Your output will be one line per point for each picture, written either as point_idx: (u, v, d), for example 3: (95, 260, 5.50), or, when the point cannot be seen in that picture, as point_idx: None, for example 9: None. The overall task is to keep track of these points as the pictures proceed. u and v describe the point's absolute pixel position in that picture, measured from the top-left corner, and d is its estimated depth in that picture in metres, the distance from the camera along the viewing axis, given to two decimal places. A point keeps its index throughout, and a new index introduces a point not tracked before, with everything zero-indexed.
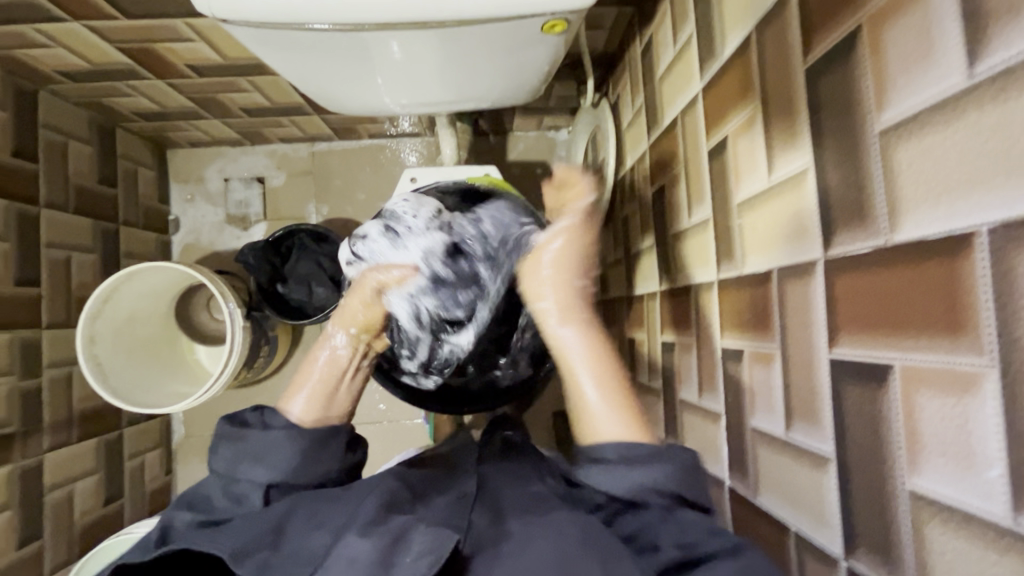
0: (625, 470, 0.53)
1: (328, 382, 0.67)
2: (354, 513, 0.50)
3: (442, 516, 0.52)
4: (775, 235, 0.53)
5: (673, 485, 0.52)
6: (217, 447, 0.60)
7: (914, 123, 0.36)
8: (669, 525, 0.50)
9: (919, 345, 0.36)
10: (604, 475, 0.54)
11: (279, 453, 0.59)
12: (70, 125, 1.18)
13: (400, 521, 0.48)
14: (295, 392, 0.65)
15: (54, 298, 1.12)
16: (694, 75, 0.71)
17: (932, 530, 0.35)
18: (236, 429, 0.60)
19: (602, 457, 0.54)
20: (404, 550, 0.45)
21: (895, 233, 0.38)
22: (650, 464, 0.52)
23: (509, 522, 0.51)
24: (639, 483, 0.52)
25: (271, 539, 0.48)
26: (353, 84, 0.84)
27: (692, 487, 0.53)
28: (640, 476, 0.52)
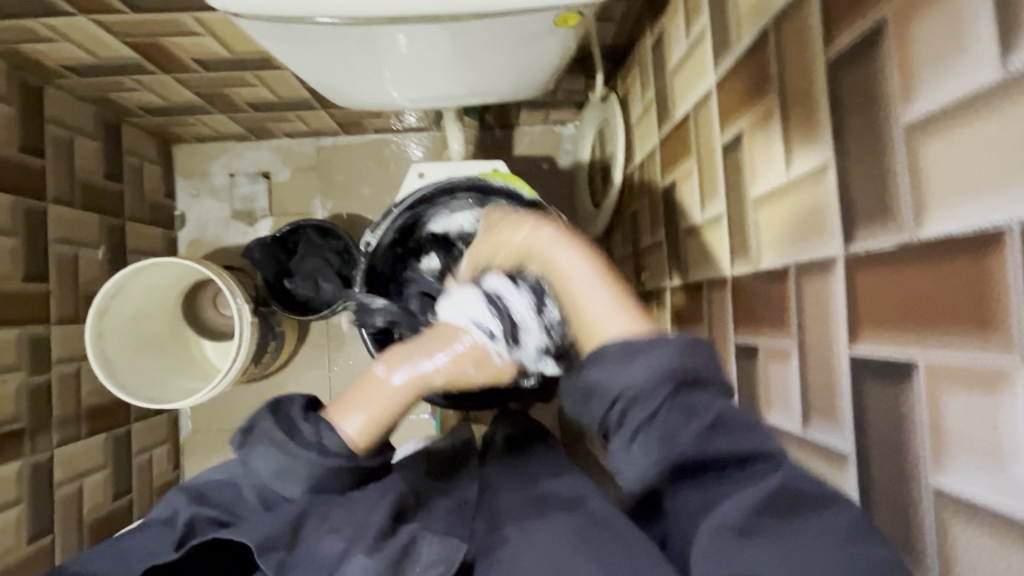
0: (625, 363, 0.46)
1: (390, 406, 0.60)
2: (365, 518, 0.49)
3: (445, 524, 0.52)
4: (792, 231, 0.53)
5: (681, 371, 0.44)
6: (255, 446, 0.52)
7: (942, 118, 0.36)
8: (675, 408, 0.43)
9: (946, 342, 0.35)
10: (600, 368, 0.47)
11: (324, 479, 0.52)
12: (76, 120, 1.17)
13: (407, 532, 0.49)
14: (352, 405, 0.59)
15: (62, 294, 1.12)
16: (707, 68, 0.71)
17: (956, 528, 0.35)
18: (284, 437, 0.52)
19: (604, 352, 0.48)
20: (413, 560, 0.47)
21: (920, 229, 0.37)
22: (651, 351, 0.46)
23: (505, 529, 0.52)
24: (637, 372, 0.45)
25: (288, 540, 0.47)
26: (362, 78, 0.84)
27: (699, 368, 0.45)
28: (642, 364, 0.45)
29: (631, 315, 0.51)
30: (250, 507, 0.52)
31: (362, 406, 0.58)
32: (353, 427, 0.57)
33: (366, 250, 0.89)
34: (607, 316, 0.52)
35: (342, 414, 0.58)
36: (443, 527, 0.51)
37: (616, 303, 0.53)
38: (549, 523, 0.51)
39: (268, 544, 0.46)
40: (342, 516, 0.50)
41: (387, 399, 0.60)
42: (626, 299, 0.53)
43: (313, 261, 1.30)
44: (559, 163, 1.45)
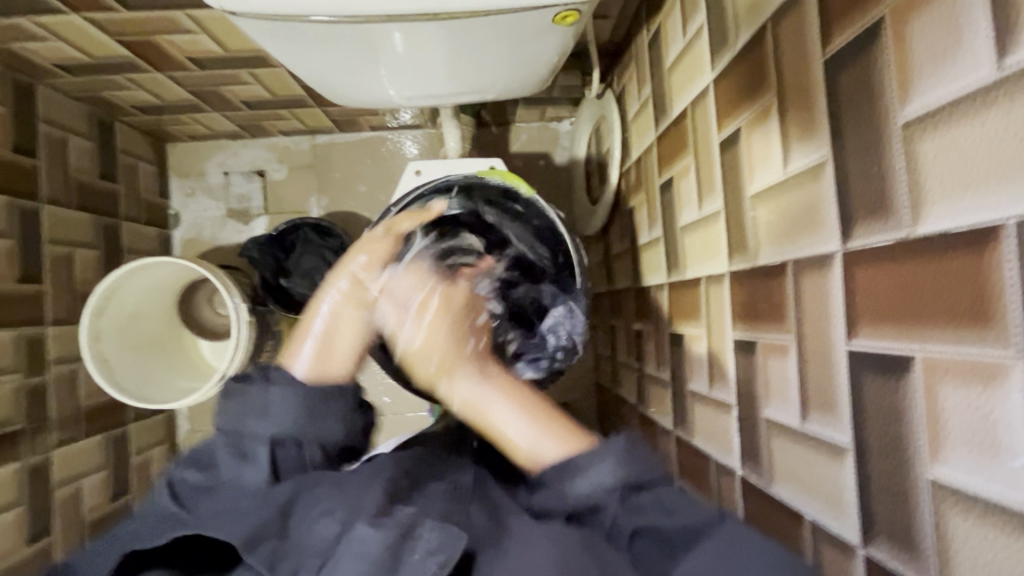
0: (571, 482, 0.51)
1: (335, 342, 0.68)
2: (358, 498, 0.49)
3: (441, 509, 0.51)
4: (790, 226, 0.53)
5: (619, 476, 0.49)
6: (224, 404, 0.59)
7: (939, 116, 0.36)
8: (620, 510, 0.49)
9: (943, 337, 0.36)
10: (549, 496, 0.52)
11: (282, 411, 0.57)
12: (69, 119, 1.16)
13: (406, 514, 0.47)
14: (301, 343, 0.66)
15: (57, 295, 1.11)
16: (704, 65, 0.71)
17: (954, 519, 0.36)
18: (240, 385, 0.59)
19: (545, 479, 0.53)
20: (412, 545, 0.44)
21: (917, 225, 0.38)
22: (591, 466, 0.50)
23: (509, 520, 0.50)
24: (584, 483, 0.50)
25: (278, 527, 0.47)
26: (360, 76, 0.84)
27: (644, 470, 0.50)
28: (589, 477, 0.50)
29: (559, 440, 0.56)
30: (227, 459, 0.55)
31: (310, 344, 0.66)
32: (303, 362, 0.63)
33: None
34: (539, 446, 0.56)
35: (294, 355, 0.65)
36: (440, 513, 0.50)
37: (541, 430, 0.57)
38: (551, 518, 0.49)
39: (256, 536, 0.46)
40: (335, 498, 0.49)
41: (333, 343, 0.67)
42: (551, 418, 0.58)
43: (311, 259, 1.30)
44: (555, 159, 1.45)
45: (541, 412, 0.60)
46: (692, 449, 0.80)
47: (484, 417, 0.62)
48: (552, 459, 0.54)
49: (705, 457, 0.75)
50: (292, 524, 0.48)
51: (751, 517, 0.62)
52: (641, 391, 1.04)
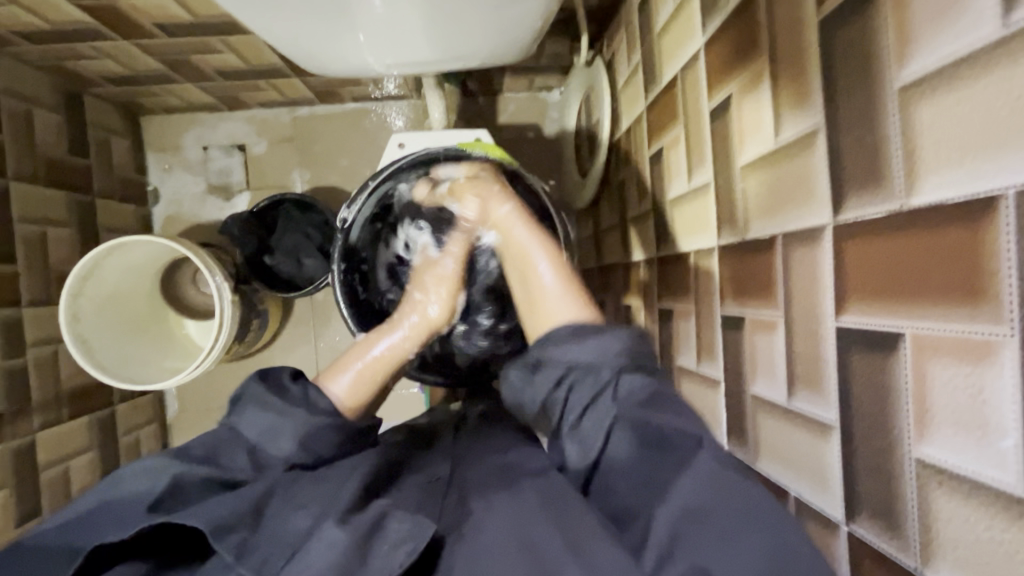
0: (578, 342, 0.55)
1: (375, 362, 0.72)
2: (334, 496, 0.49)
3: (416, 501, 0.52)
4: (780, 199, 0.51)
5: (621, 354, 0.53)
6: (245, 407, 0.56)
7: (939, 80, 0.34)
8: (620, 387, 0.51)
9: (935, 314, 0.35)
10: (530, 373, 0.58)
11: (307, 431, 0.56)
12: (33, 91, 1.11)
13: (379, 505, 0.47)
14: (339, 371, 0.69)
15: (32, 276, 1.08)
16: (695, 29, 0.68)
17: (939, 498, 0.35)
18: (269, 393, 0.57)
19: (556, 332, 0.58)
20: (380, 539, 0.44)
21: (911, 196, 0.36)
22: (601, 333, 0.54)
23: (473, 501, 0.52)
24: (587, 352, 0.54)
25: (252, 519, 0.47)
26: (335, 44, 0.80)
27: (644, 357, 0.54)
28: (592, 343, 0.54)
29: (579, 303, 0.64)
30: (236, 466, 0.53)
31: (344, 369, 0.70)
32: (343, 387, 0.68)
33: (343, 226, 0.86)
34: (558, 302, 0.65)
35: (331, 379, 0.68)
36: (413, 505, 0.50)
37: (565, 295, 0.66)
38: (513, 492, 0.52)
39: (225, 526, 0.45)
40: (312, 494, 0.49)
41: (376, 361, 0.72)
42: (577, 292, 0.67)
43: (292, 237, 1.27)
44: (545, 131, 1.41)
45: (569, 280, 0.68)
46: None
47: (527, 275, 0.72)
48: (568, 319, 0.62)
49: None
50: (266, 518, 0.47)
51: None
52: None
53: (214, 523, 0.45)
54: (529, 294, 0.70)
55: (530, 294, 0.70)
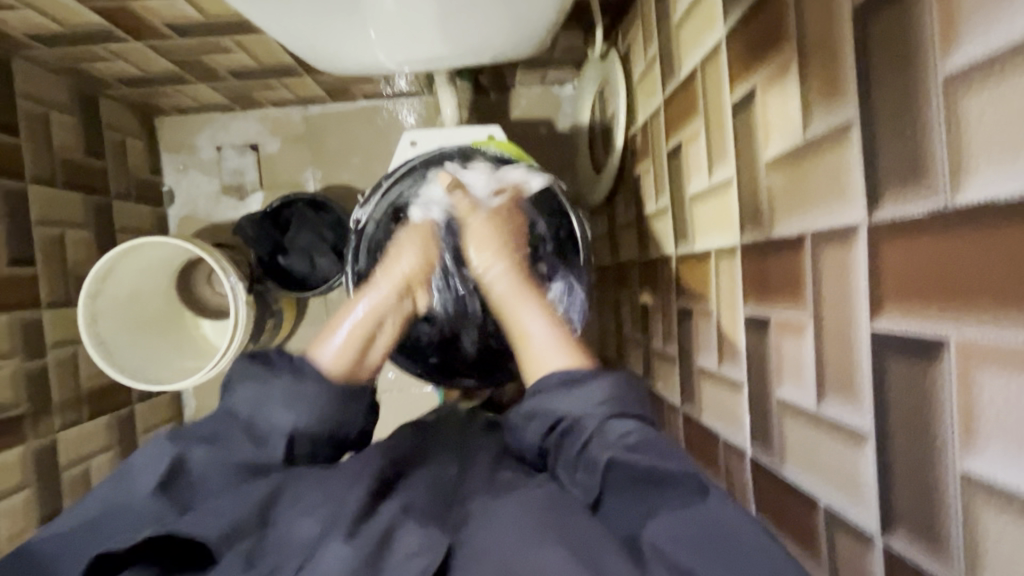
0: (567, 392, 0.55)
1: (367, 326, 0.69)
2: (341, 496, 0.49)
3: (426, 504, 0.50)
4: (810, 195, 0.49)
5: (611, 402, 0.53)
6: (238, 382, 0.58)
7: (988, 69, 0.31)
8: (609, 429, 0.51)
9: (983, 320, 0.32)
10: (555, 394, 0.56)
11: (309, 398, 0.57)
12: (50, 94, 1.12)
13: (390, 513, 0.47)
14: (328, 332, 0.67)
15: (51, 277, 1.09)
16: (717, 19, 0.65)
17: (986, 514, 0.33)
18: (263, 368, 0.58)
19: (546, 385, 0.58)
20: (390, 549, 0.44)
21: (957, 193, 0.34)
22: (587, 384, 0.55)
23: (472, 504, 0.50)
24: (573, 401, 0.54)
25: (258, 520, 0.47)
26: (346, 42, 0.78)
27: (634, 404, 0.54)
28: (584, 394, 0.54)
29: (570, 355, 0.62)
30: (239, 435, 0.55)
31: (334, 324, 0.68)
32: (330, 352, 0.65)
33: (357, 227, 0.85)
34: (548, 355, 0.62)
35: (321, 343, 0.66)
36: (425, 508, 0.49)
37: (559, 347, 0.63)
38: (518, 500, 0.48)
39: (237, 531, 0.45)
40: (316, 498, 0.49)
41: (362, 322, 0.69)
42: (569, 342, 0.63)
43: (306, 236, 1.27)
44: (558, 126, 1.39)
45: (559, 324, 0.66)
46: (701, 426, 0.78)
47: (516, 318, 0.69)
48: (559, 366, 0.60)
49: (714, 436, 0.73)
50: (274, 519, 0.47)
51: (762, 499, 0.60)
52: (647, 366, 1.02)
53: (228, 527, 0.45)
54: (519, 333, 0.67)
55: (520, 332, 0.67)
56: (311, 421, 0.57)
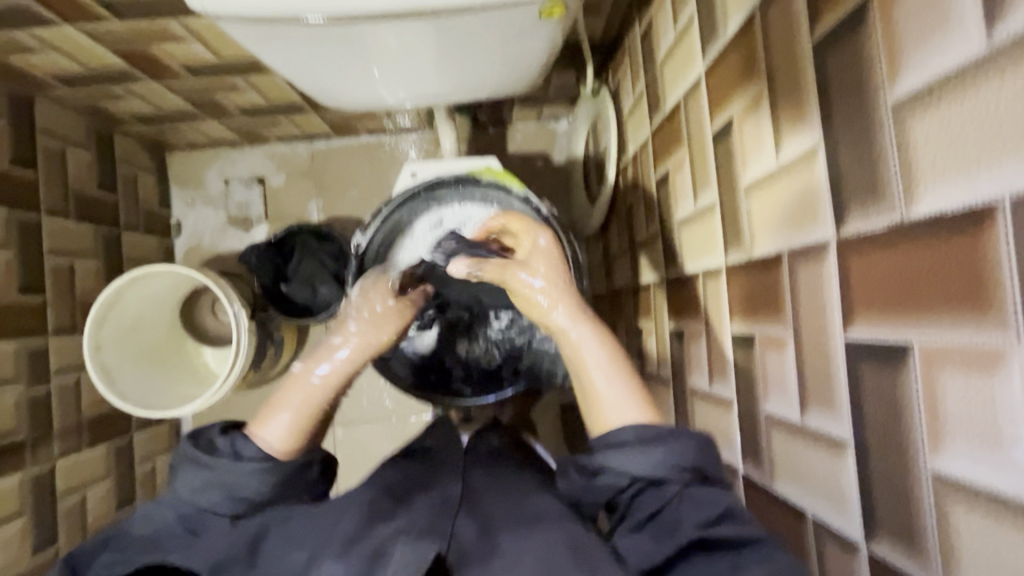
0: (639, 450, 0.51)
1: (320, 399, 0.64)
2: (331, 531, 0.52)
3: (425, 522, 0.52)
4: (785, 216, 0.52)
5: (689, 462, 0.50)
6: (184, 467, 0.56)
7: (930, 94, 0.35)
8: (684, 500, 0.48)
9: (940, 323, 0.35)
10: (629, 454, 0.51)
11: (247, 484, 0.56)
12: (68, 131, 1.17)
13: (384, 533, 0.50)
14: (273, 411, 0.62)
15: (59, 305, 1.12)
16: (696, 57, 0.70)
17: (956, 513, 0.34)
18: (204, 455, 0.56)
19: (619, 440, 0.52)
20: (383, 565, 0.48)
21: (912, 208, 0.36)
22: (667, 444, 0.50)
23: (500, 537, 0.51)
24: (650, 463, 0.50)
25: (246, 556, 0.51)
26: (350, 79, 0.83)
27: (706, 464, 0.51)
28: (662, 456, 0.50)
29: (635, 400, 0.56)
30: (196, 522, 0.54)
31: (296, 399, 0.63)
32: (277, 435, 0.60)
33: (357, 252, 0.88)
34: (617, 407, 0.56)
35: (264, 424, 0.61)
36: (424, 526, 0.51)
37: (631, 397, 0.56)
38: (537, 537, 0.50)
39: (223, 562, 0.51)
40: (305, 527, 0.53)
41: (318, 392, 0.64)
42: (620, 369, 0.59)
43: (309, 265, 1.30)
44: (553, 159, 1.44)
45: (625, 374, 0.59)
46: None
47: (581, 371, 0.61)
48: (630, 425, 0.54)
49: None
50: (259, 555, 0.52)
51: (753, 515, 0.61)
52: None
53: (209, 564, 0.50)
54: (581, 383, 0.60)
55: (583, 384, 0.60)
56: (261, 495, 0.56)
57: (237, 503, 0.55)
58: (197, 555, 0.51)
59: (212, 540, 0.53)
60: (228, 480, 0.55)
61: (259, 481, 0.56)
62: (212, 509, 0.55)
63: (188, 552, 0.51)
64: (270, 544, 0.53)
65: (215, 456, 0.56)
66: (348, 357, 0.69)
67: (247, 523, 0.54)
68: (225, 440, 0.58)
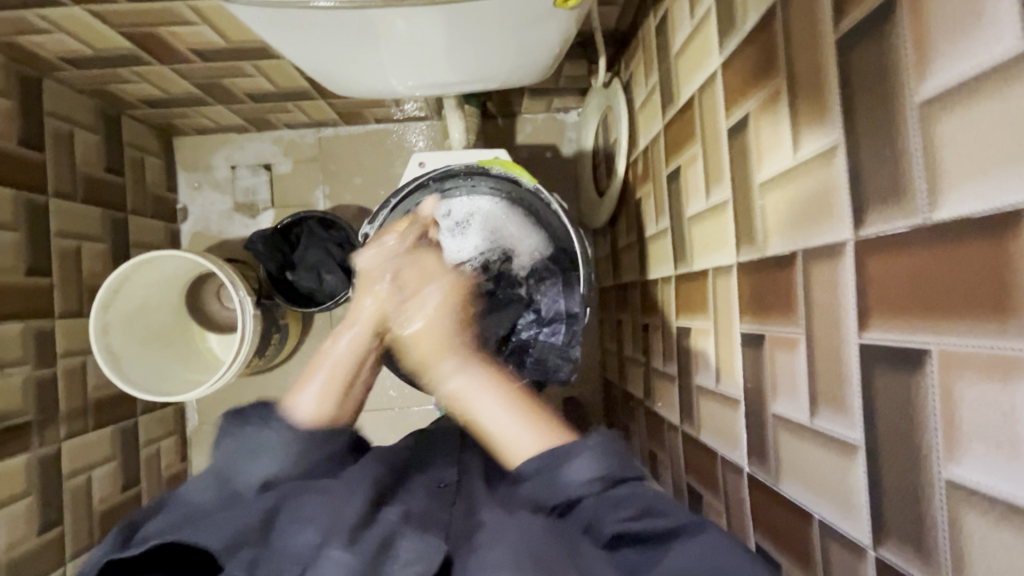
0: (562, 470, 0.50)
1: (350, 366, 0.64)
2: (341, 512, 0.49)
3: (421, 508, 0.53)
4: (802, 215, 0.51)
5: (601, 470, 0.50)
6: (220, 438, 0.56)
7: (960, 93, 0.34)
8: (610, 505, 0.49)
9: (960, 329, 0.34)
10: (552, 471, 0.51)
11: (277, 450, 0.55)
12: (76, 113, 1.17)
13: (388, 522, 0.48)
14: (305, 382, 0.61)
15: (66, 288, 1.12)
16: (713, 50, 0.69)
17: (970, 522, 0.34)
18: (236, 423, 0.56)
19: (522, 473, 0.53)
20: (392, 556, 0.46)
21: (935, 209, 0.36)
22: (574, 459, 0.51)
23: (484, 514, 0.51)
24: (572, 476, 0.50)
25: (258, 535, 0.49)
26: (360, 66, 0.82)
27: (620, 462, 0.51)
28: (577, 469, 0.50)
29: (536, 429, 0.54)
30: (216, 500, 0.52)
31: (324, 373, 0.62)
32: (309, 402, 0.58)
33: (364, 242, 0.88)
34: (515, 436, 0.54)
35: (296, 395, 0.59)
36: (421, 515, 0.52)
37: (523, 421, 0.55)
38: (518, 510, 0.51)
39: (236, 542, 0.48)
40: (318, 504, 0.49)
41: (342, 364, 0.64)
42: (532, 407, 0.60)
43: (315, 253, 1.28)
44: (562, 151, 1.43)
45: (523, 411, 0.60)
46: (700, 445, 0.78)
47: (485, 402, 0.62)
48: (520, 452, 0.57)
49: (712, 453, 0.74)
50: (273, 534, 0.49)
51: (757, 514, 0.61)
52: (648, 385, 1.02)
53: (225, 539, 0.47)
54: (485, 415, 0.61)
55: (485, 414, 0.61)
56: (291, 466, 0.55)
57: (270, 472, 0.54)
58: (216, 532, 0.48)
59: (230, 515, 0.49)
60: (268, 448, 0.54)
61: (286, 450, 0.55)
62: (247, 475, 0.53)
63: (204, 530, 0.48)
64: (285, 523, 0.49)
65: (246, 424, 0.55)
66: (368, 321, 0.70)
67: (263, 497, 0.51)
68: (259, 409, 0.57)
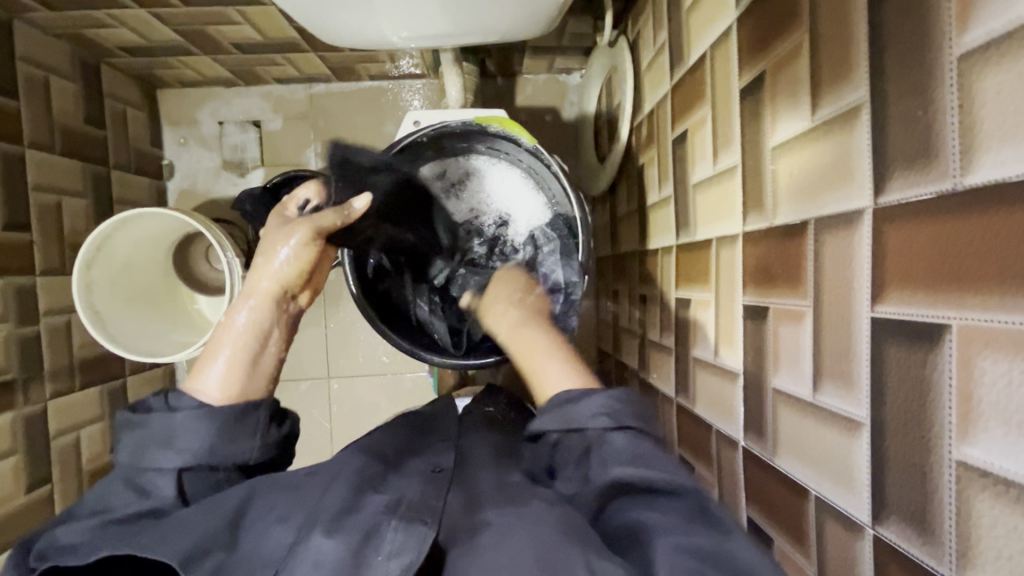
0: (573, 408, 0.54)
1: (251, 345, 0.63)
2: (319, 503, 0.48)
3: (415, 496, 0.49)
4: (816, 183, 0.48)
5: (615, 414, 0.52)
6: (121, 439, 0.55)
7: (1006, 43, 0.31)
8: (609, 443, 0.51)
9: (985, 303, 0.32)
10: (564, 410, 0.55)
11: (187, 435, 0.54)
12: (50, 59, 1.10)
13: (374, 510, 0.47)
14: (208, 361, 0.61)
15: (46, 244, 1.08)
16: (729, 3, 0.64)
17: (980, 503, 0.33)
18: (135, 416, 0.55)
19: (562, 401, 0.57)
20: (376, 547, 0.44)
21: (967, 174, 0.33)
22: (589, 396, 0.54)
23: (484, 513, 0.48)
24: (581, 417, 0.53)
25: (227, 538, 0.46)
26: (351, 12, 0.77)
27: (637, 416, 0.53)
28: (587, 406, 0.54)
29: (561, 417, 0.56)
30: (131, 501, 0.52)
31: (219, 353, 0.62)
32: (212, 385, 0.59)
33: None
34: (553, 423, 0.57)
35: (200, 376, 0.60)
36: (415, 501, 0.48)
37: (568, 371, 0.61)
38: (525, 510, 0.46)
39: (200, 549, 0.44)
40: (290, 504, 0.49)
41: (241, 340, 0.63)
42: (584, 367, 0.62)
43: None
44: (563, 115, 1.38)
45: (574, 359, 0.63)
46: (694, 417, 0.77)
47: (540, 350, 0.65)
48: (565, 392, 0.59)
49: (705, 425, 0.73)
50: (241, 534, 0.47)
51: (752, 488, 0.60)
52: (643, 356, 1.01)
53: (185, 552, 0.44)
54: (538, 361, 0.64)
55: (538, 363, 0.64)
56: (202, 452, 0.55)
57: (185, 457, 0.54)
58: (174, 541, 0.45)
59: (189, 515, 0.47)
60: (173, 434, 0.54)
61: (197, 428, 0.55)
62: (155, 467, 0.53)
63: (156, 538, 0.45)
64: (251, 521, 0.48)
65: (147, 413, 0.55)
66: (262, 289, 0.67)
67: (228, 495, 0.49)
68: (160, 398, 0.57)
